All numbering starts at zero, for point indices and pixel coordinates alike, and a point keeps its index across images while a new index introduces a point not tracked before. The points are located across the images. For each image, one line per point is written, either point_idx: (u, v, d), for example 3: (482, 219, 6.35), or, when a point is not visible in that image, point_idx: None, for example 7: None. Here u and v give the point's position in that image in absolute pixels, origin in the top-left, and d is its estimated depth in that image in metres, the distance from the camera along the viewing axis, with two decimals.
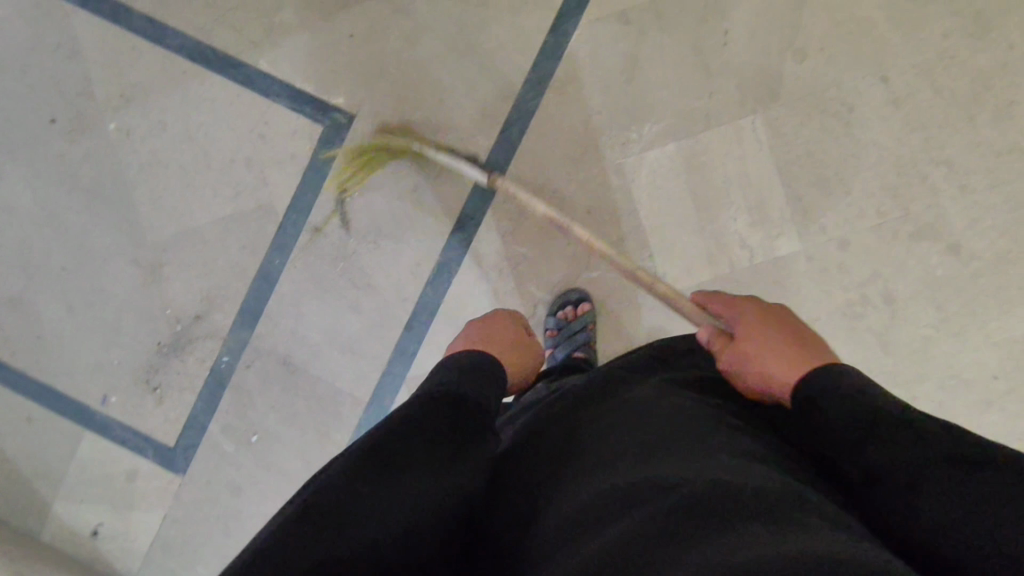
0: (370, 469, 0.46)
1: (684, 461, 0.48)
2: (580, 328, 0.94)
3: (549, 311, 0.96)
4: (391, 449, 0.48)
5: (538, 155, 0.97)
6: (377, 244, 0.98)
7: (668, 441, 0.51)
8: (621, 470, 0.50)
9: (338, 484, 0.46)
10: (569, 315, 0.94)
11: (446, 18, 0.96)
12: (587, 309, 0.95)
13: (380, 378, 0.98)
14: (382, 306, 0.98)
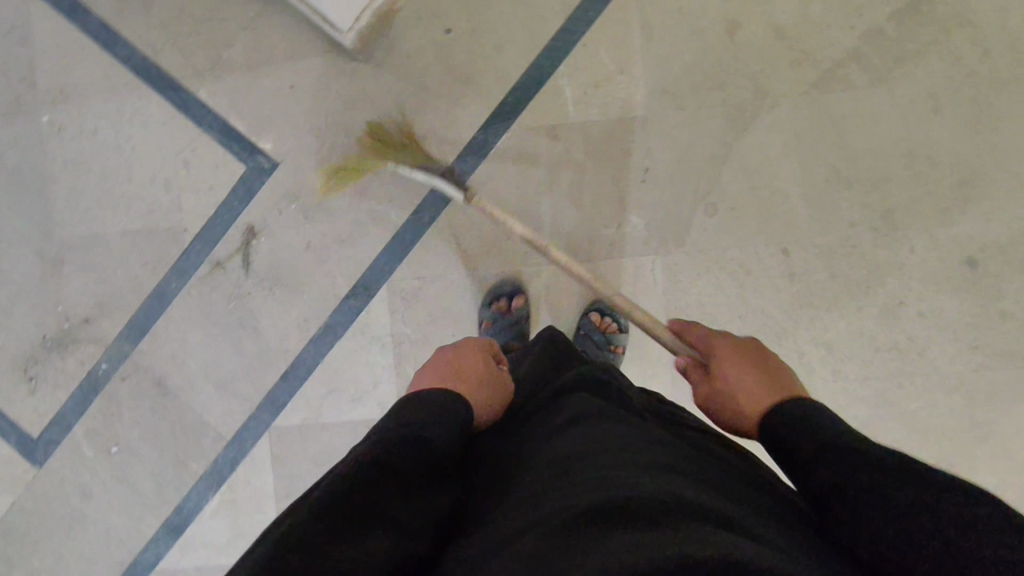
0: (328, 510, 0.45)
1: (618, 473, 0.47)
2: (514, 322, 0.95)
3: (483, 302, 0.97)
4: (345, 489, 0.47)
5: (443, 243, 0.98)
6: (272, 292, 0.99)
7: (604, 451, 0.51)
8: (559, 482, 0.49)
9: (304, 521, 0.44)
10: (503, 308, 0.95)
11: (387, 92, 0.98)
12: (520, 302, 0.96)
13: (245, 421, 1.00)
14: (264, 352, 1.00)
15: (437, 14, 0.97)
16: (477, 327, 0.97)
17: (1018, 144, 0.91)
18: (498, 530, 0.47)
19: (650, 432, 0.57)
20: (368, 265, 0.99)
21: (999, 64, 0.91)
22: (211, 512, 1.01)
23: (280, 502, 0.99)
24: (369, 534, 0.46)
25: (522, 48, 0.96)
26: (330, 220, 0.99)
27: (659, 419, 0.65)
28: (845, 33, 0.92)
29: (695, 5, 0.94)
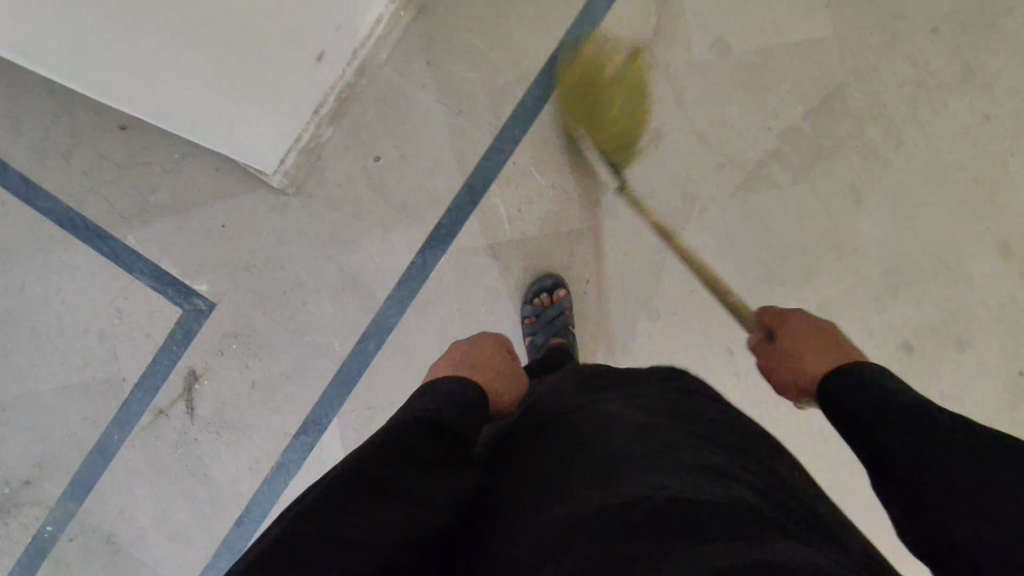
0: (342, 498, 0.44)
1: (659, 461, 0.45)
2: (559, 312, 0.92)
3: (527, 299, 0.94)
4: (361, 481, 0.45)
5: (392, 370, 0.96)
6: (220, 435, 0.97)
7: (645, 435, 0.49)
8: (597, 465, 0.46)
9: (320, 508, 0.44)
10: (546, 300, 0.93)
11: (320, 224, 0.96)
12: (563, 294, 0.94)
13: (203, 570, 0.97)
14: (216, 497, 0.97)
15: (364, 143, 0.96)
16: (522, 324, 0.94)
17: (940, 226, 0.93)
18: (517, 530, 0.45)
19: (689, 409, 0.54)
20: (316, 399, 0.97)
21: (916, 153, 0.93)
22: None
23: None
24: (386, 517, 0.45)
25: (452, 172, 0.96)
26: (274, 357, 0.97)
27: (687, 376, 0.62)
28: (765, 134, 0.95)
29: None
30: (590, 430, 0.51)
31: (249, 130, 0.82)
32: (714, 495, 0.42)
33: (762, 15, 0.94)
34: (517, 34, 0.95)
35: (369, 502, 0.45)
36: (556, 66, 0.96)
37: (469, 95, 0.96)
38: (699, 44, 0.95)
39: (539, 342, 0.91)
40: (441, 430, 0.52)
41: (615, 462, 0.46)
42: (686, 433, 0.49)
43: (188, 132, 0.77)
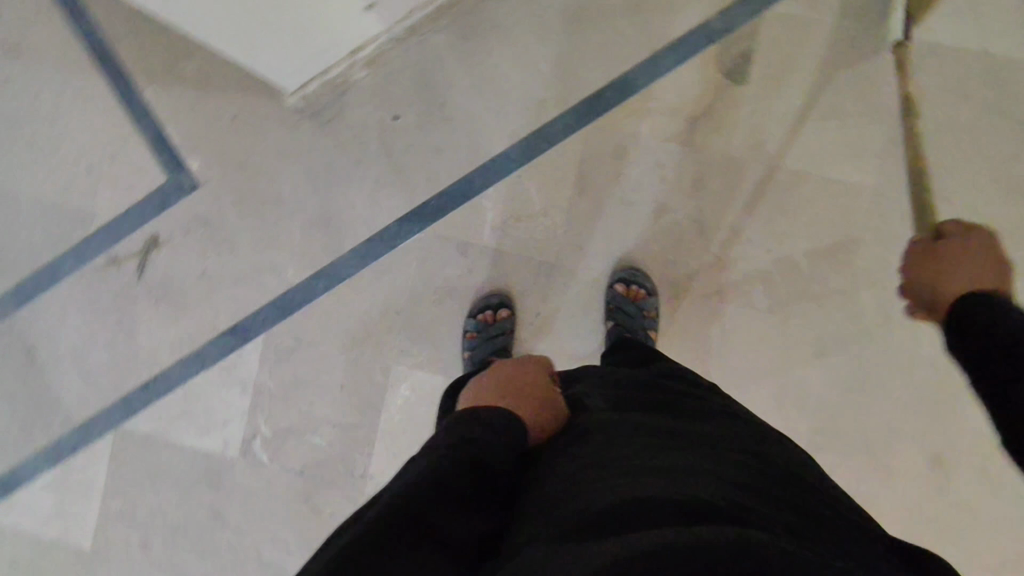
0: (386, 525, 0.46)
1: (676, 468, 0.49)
2: (500, 332, 0.95)
3: (471, 312, 0.96)
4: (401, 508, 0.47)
5: (330, 314, 0.99)
6: (159, 305, 1.01)
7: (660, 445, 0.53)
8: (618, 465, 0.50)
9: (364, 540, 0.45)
10: (490, 318, 0.95)
11: (319, 155, 0.98)
12: (507, 314, 0.96)
13: (98, 412, 1.03)
14: (134, 355, 1.02)
15: (390, 97, 0.97)
16: (463, 337, 0.96)
17: (883, 410, 0.93)
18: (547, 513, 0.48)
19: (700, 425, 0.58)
20: (253, 310, 1.00)
21: (895, 335, 0.92)
22: (42, 485, 1.05)
23: (105, 499, 1.03)
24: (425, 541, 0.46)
25: (459, 160, 0.96)
26: (231, 257, 1.00)
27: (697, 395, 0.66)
28: (763, 254, 0.93)
29: (633, 177, 0.94)
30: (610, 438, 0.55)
31: (272, 34, 0.78)
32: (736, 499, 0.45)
33: (813, 141, 0.92)
34: (574, 59, 0.94)
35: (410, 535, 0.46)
36: (598, 103, 0.94)
37: (504, 95, 0.95)
38: (741, 142, 0.92)
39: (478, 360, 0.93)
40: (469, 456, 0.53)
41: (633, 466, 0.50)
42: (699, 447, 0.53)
43: (201, 32, 0.75)
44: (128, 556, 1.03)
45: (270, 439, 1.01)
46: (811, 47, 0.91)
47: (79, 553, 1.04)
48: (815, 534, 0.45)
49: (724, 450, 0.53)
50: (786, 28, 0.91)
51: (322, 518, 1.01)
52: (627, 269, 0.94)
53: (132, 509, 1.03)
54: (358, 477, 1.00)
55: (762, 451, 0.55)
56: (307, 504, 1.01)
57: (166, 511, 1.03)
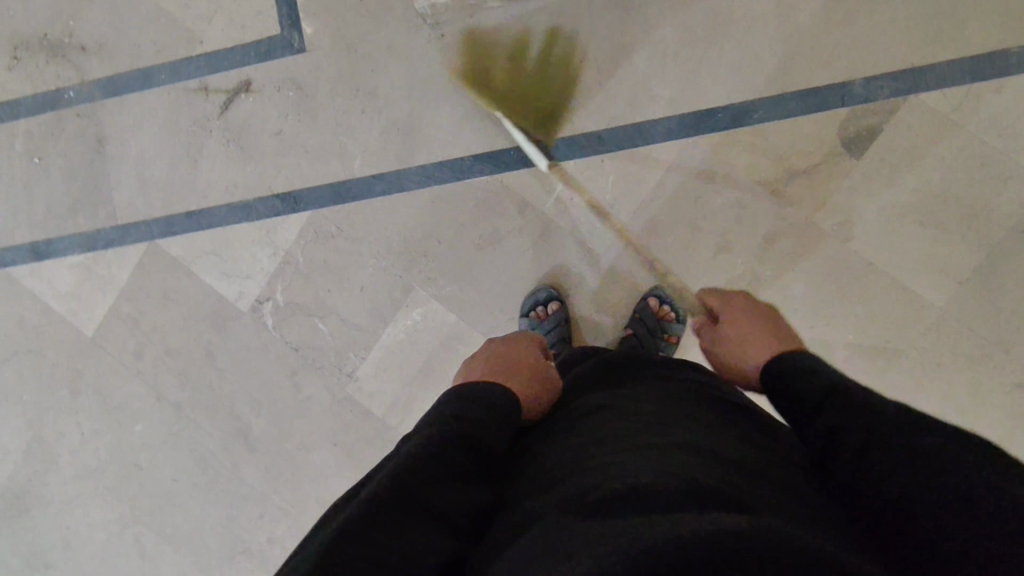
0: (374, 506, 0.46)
1: (667, 452, 0.48)
2: (554, 325, 0.95)
3: (523, 312, 0.96)
4: (390, 490, 0.47)
5: (377, 217, 1.01)
6: (229, 146, 1.04)
7: (654, 431, 0.52)
8: (607, 452, 0.50)
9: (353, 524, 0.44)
10: (541, 315, 0.95)
11: (426, 66, 0.98)
12: (558, 306, 0.95)
13: (140, 221, 1.08)
14: (190, 183, 1.06)
15: (512, 36, 0.96)
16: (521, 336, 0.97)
17: None
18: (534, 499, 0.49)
19: (704, 419, 0.56)
20: (310, 185, 1.03)
21: None
22: (69, 264, 1.10)
23: (119, 300, 1.09)
24: (413, 520, 0.46)
25: (552, 122, 0.96)
26: (309, 128, 1.02)
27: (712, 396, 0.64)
28: (802, 329, 0.91)
29: (711, 205, 0.92)
30: (604, 429, 0.55)
31: None
32: (728, 482, 0.44)
33: (901, 242, 0.88)
34: (701, 68, 0.92)
35: (404, 511, 0.46)
36: (706, 120, 0.92)
37: (620, 77, 0.94)
38: (829, 215, 0.89)
39: None
40: (465, 437, 0.54)
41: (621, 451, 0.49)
42: (694, 436, 0.52)
43: None
44: (120, 357, 1.09)
45: (279, 308, 1.04)
46: (942, 150, 0.87)
47: (80, 337, 1.11)
48: (810, 510, 0.45)
49: (724, 442, 0.52)
50: (926, 120, 0.87)
51: (299, 397, 1.05)
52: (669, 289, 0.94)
53: (138, 318, 1.09)
54: (344, 375, 1.03)
55: (774, 450, 0.54)
56: (291, 379, 1.04)
57: (166, 332, 1.08)
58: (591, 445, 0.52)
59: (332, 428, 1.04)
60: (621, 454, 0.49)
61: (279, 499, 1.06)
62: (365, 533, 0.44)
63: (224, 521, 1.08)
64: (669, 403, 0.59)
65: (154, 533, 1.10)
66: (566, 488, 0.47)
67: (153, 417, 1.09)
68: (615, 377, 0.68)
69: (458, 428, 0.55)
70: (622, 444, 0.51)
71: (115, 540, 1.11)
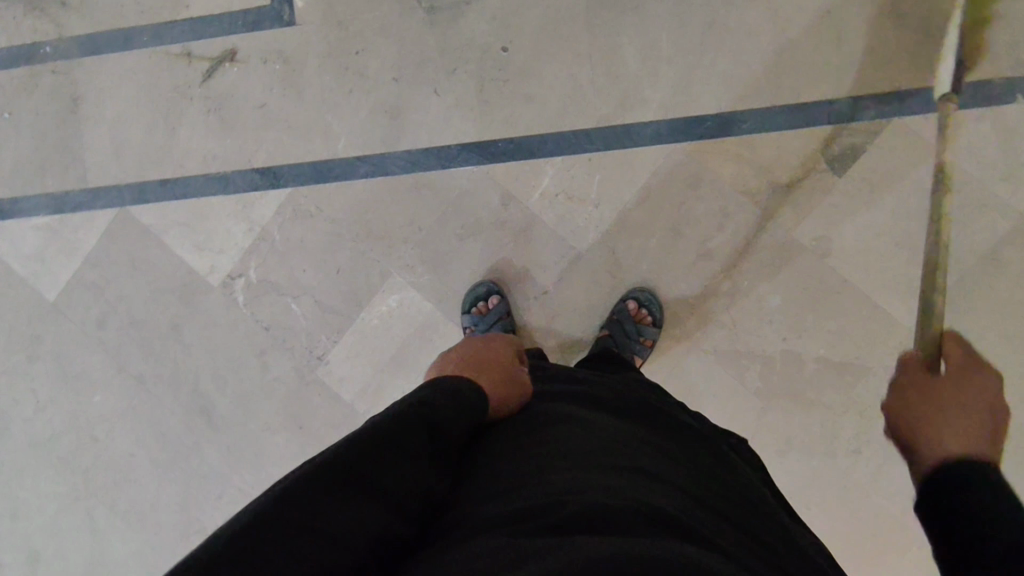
0: (333, 472, 0.45)
1: (626, 486, 0.50)
2: (495, 319, 0.95)
3: (465, 309, 0.97)
4: (352, 458, 0.46)
5: (359, 199, 0.99)
6: (209, 115, 1.02)
7: (614, 460, 0.54)
8: (569, 473, 0.52)
9: (309, 485, 0.44)
10: (482, 310, 0.95)
11: (418, 50, 0.97)
12: (498, 300, 0.96)
13: (112, 185, 1.05)
14: (166, 150, 1.03)
15: (507, 27, 0.95)
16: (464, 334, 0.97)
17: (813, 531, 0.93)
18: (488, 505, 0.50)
19: (659, 453, 0.59)
20: (291, 162, 1.00)
21: (857, 470, 0.92)
22: (33, 226, 1.06)
23: (84, 265, 1.06)
24: (368, 497, 0.46)
25: (542, 117, 0.95)
26: (293, 103, 1.00)
27: (663, 424, 0.67)
28: (774, 340, 0.92)
29: (693, 212, 0.93)
30: (567, 446, 0.56)
31: None
32: (679, 520, 0.47)
33: (876, 262, 0.89)
34: (694, 74, 0.92)
35: (359, 491, 0.46)
36: (695, 127, 0.92)
37: (613, 77, 0.93)
38: (808, 230, 0.91)
39: None
40: (435, 424, 0.54)
41: (586, 475, 0.51)
42: (651, 471, 0.54)
43: None
44: (81, 325, 1.06)
45: (251, 285, 1.02)
46: (922, 174, 0.88)
47: (41, 302, 1.07)
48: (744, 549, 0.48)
49: (675, 480, 0.54)
50: (910, 143, 0.88)
51: (267, 376, 1.03)
52: (647, 291, 0.94)
53: (102, 286, 1.05)
54: (314, 357, 1.01)
55: (715, 485, 0.57)
56: (260, 358, 1.02)
57: (131, 302, 1.05)
58: (554, 462, 0.54)
59: (299, 410, 1.02)
60: (583, 479, 0.51)
61: (238, 479, 1.04)
62: (319, 500, 0.43)
63: (180, 499, 1.06)
64: (626, 434, 0.61)
65: (107, 506, 1.07)
66: (524, 506, 0.48)
67: (113, 388, 1.06)
68: (573, 390, 0.70)
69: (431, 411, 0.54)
70: (587, 467, 0.53)
71: (66, 511, 1.08)
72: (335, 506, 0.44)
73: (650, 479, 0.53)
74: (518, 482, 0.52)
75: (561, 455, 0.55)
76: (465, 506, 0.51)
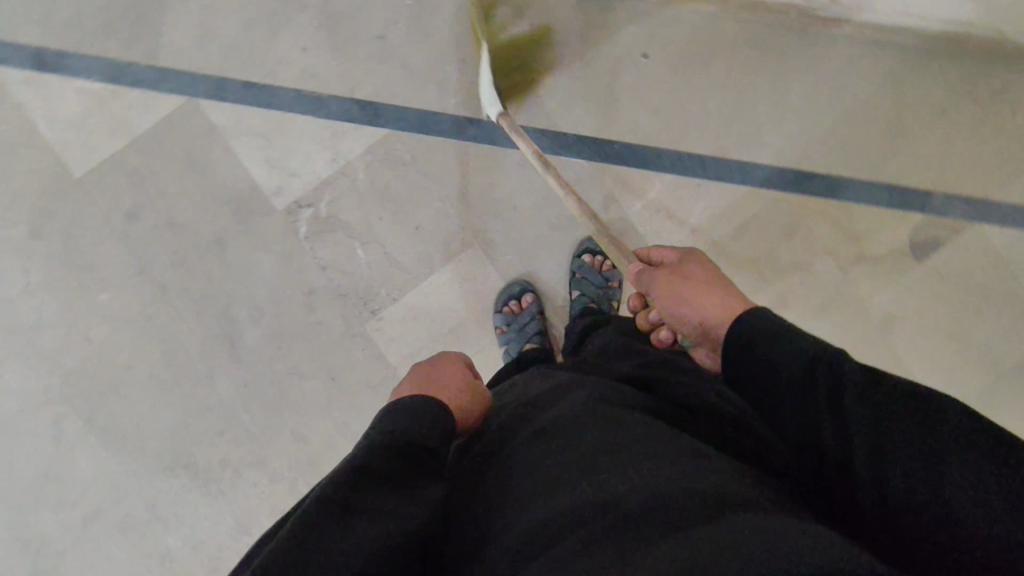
0: (310, 522, 0.40)
1: (647, 463, 0.43)
2: (530, 317, 0.94)
3: (496, 307, 0.95)
4: (321, 508, 0.41)
5: (459, 159, 0.95)
6: (320, 30, 0.94)
7: (624, 433, 0.47)
8: (575, 464, 0.45)
9: (285, 547, 0.38)
10: (516, 309, 0.94)
11: (560, 31, 0.95)
12: (530, 300, 0.95)
13: (184, 71, 0.94)
14: (260, 51, 0.94)
15: (652, 35, 0.95)
16: (494, 332, 0.95)
17: None
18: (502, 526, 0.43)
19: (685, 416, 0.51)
20: (396, 103, 0.95)
21: None
22: (78, 89, 0.94)
23: (128, 149, 0.94)
24: (356, 529, 0.41)
25: (663, 131, 0.96)
26: (416, 45, 0.95)
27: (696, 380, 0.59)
28: None
29: (782, 260, 0.96)
30: (568, 423, 0.49)
31: None
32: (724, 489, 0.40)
33: (931, 348, 0.96)
34: (812, 132, 0.96)
35: (349, 522, 0.41)
36: (802, 181, 0.96)
37: (739, 113, 0.95)
38: (880, 304, 0.96)
39: (514, 352, 0.92)
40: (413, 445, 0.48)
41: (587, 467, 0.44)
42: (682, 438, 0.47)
43: None
44: (106, 213, 0.94)
45: (318, 218, 0.95)
46: (987, 277, 0.96)
47: (64, 175, 0.94)
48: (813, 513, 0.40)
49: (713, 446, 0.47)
50: (983, 247, 0.96)
51: (310, 318, 0.95)
52: (595, 239, 0.95)
53: (145, 176, 0.94)
54: (367, 310, 0.95)
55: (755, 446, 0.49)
56: (308, 296, 0.95)
57: (175, 203, 0.94)
58: (555, 448, 0.47)
59: (336, 360, 0.95)
60: (594, 469, 0.43)
61: (248, 420, 0.95)
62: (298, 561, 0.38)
63: (173, 426, 0.95)
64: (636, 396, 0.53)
65: (81, 419, 0.95)
66: (540, 515, 0.42)
67: (126, 290, 0.94)
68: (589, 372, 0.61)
69: (396, 438, 0.48)
70: (594, 450, 0.45)
71: (29, 414, 0.95)
72: (313, 556, 0.38)
73: (676, 448, 0.45)
74: (524, 488, 0.45)
75: (559, 433, 0.48)
76: (475, 531, 0.45)
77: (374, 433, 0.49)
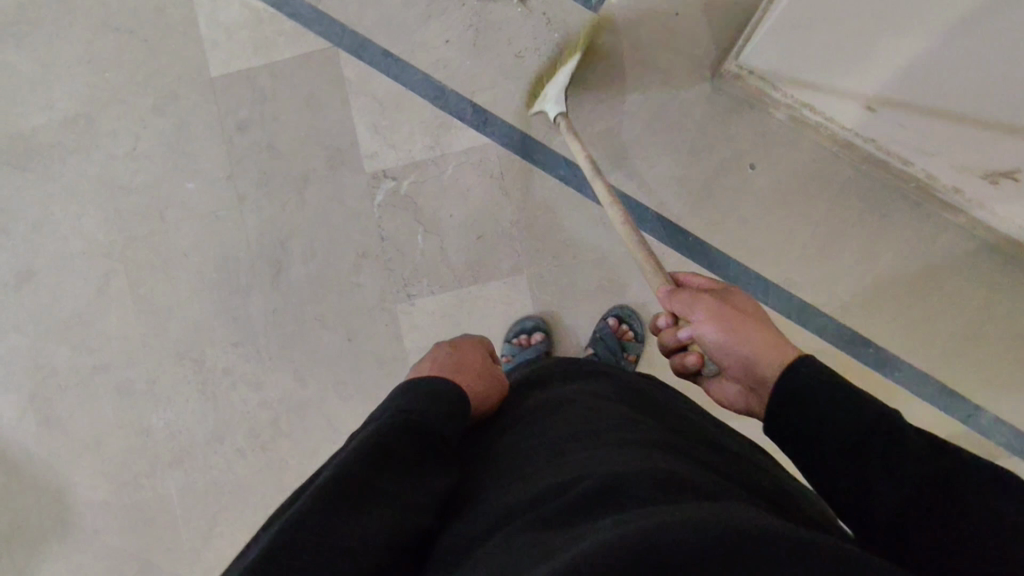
0: (332, 495, 0.43)
1: (646, 453, 0.46)
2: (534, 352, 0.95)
3: (507, 336, 0.98)
4: (338, 482, 0.44)
5: (541, 192, 0.98)
6: (468, 31, 0.99)
7: (623, 433, 0.51)
8: (579, 447, 0.49)
9: (314, 512, 0.42)
10: (524, 342, 0.96)
11: (683, 114, 0.96)
12: (540, 338, 0.96)
13: (339, 21, 1.01)
14: (409, 29, 1.00)
15: (768, 151, 0.95)
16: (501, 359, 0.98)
17: None
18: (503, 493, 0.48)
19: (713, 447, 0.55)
20: (507, 120, 0.99)
21: None
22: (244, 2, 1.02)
23: (263, 68, 1.01)
24: (369, 504, 0.44)
25: (741, 243, 0.96)
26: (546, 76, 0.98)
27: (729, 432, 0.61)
28: None
29: None
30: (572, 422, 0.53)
31: (811, 43, 0.78)
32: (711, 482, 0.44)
33: None
34: (886, 302, 0.94)
35: (363, 501, 0.44)
36: (856, 344, 0.94)
37: (823, 256, 0.94)
38: None
39: None
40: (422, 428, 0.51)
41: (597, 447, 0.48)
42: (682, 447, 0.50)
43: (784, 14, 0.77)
44: (222, 115, 1.02)
45: (395, 193, 1.00)
46: None
47: (201, 70, 1.02)
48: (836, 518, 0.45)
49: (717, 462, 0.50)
50: None
51: (352, 277, 1.00)
52: (624, 306, 0.97)
53: (267, 97, 1.01)
54: (404, 291, 0.99)
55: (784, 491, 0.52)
56: (359, 258, 1.00)
57: (281, 130, 1.01)
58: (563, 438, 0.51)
59: (359, 323, 1.00)
60: (595, 451, 0.48)
61: (262, 343, 1.01)
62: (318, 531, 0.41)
63: (197, 320, 1.02)
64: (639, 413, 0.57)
65: (126, 280, 1.03)
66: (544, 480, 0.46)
67: (209, 187, 1.02)
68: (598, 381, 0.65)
69: (414, 416, 0.51)
70: (595, 439, 0.50)
71: (85, 257, 1.03)
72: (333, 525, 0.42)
73: (673, 450, 0.48)
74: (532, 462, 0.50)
75: (571, 427, 0.53)
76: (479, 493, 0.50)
77: (389, 413, 0.52)
